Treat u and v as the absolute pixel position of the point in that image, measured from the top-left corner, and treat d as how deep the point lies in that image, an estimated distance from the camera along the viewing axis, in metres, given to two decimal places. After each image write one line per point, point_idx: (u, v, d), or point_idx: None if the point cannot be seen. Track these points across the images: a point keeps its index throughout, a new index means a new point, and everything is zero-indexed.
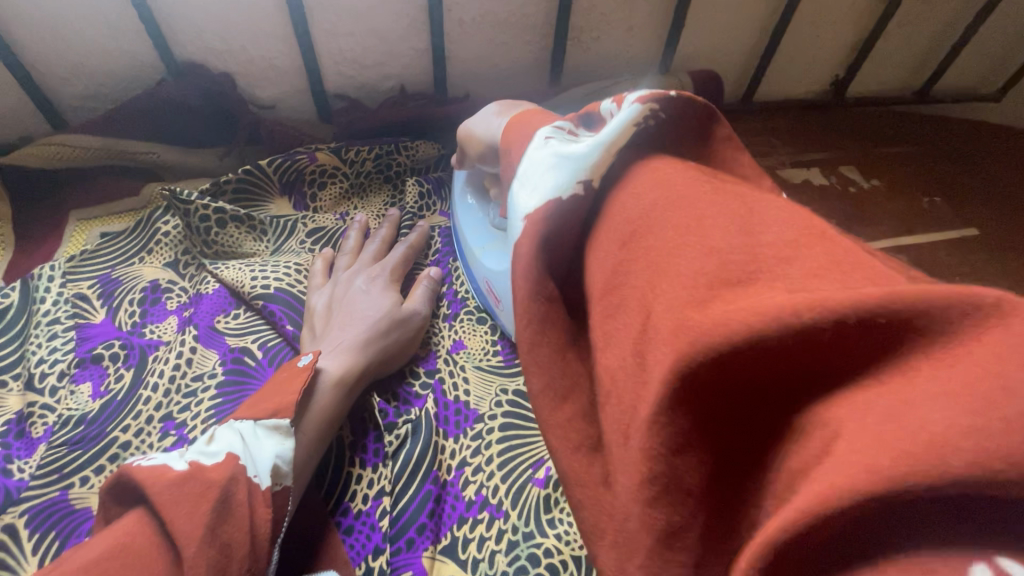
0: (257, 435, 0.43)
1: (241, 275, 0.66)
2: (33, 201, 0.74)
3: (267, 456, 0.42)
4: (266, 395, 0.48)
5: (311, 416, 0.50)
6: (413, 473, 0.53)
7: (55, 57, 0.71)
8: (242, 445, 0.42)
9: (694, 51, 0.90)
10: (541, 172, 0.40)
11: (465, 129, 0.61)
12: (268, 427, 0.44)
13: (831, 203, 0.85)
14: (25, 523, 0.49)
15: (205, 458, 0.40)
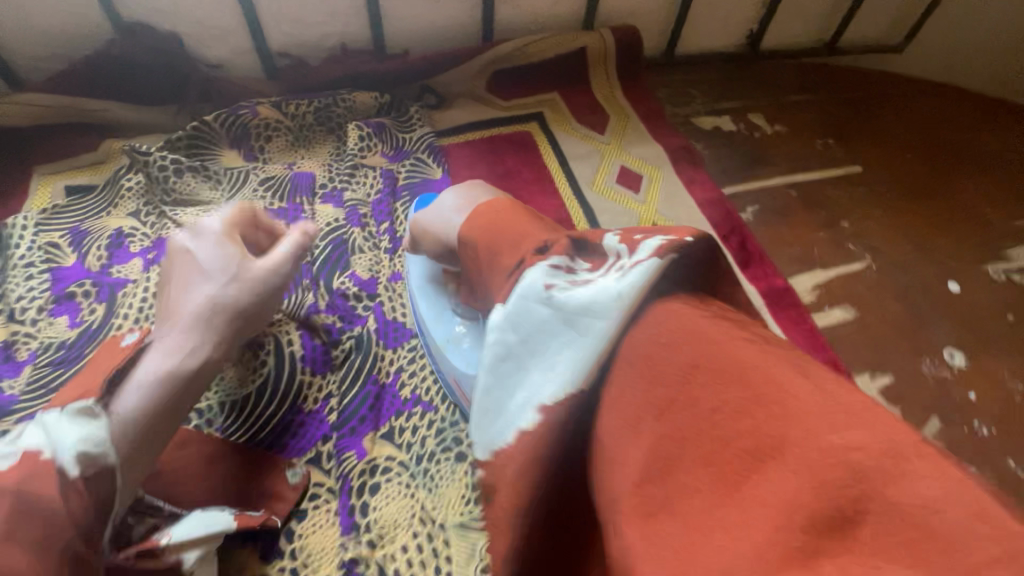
0: (59, 420, 0.43)
1: (199, 219, 0.75)
2: (0, 157, 0.80)
3: (72, 438, 0.42)
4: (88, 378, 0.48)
5: (133, 383, 0.46)
6: (357, 377, 0.64)
7: (7, 20, 0.76)
8: (42, 437, 0.42)
9: (615, 7, 0.97)
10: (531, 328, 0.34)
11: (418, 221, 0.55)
12: (74, 410, 0.44)
13: (736, 147, 0.94)
14: (22, 427, 0.58)
15: (2, 460, 0.40)
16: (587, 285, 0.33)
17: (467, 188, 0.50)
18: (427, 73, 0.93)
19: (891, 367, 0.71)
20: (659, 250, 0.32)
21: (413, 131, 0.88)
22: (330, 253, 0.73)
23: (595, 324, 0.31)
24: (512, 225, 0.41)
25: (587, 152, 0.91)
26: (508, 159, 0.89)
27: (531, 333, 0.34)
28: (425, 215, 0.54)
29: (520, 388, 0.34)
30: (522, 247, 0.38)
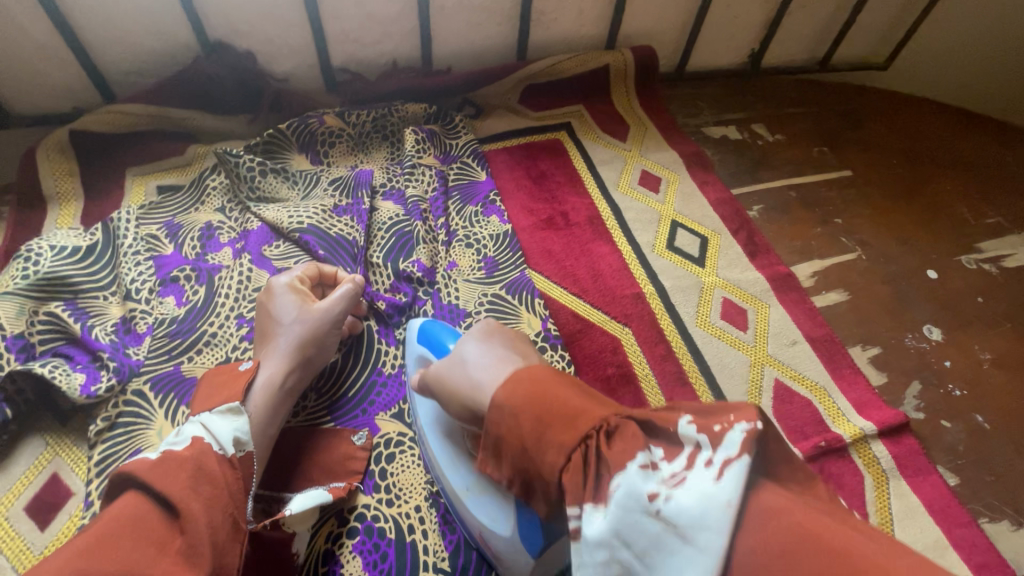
0: (212, 419, 0.56)
1: (280, 215, 0.85)
2: (94, 160, 0.89)
3: (227, 432, 0.55)
4: (219, 390, 0.61)
5: (258, 394, 0.62)
6: None
7: (106, 38, 0.86)
8: (205, 427, 0.54)
9: (634, 29, 1.09)
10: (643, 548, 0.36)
11: (436, 375, 0.56)
12: (222, 411, 0.58)
13: (742, 154, 1.07)
14: (150, 387, 0.69)
15: (174, 445, 0.51)
16: (687, 488, 0.36)
17: (490, 336, 0.56)
18: (468, 87, 1.05)
19: (880, 341, 0.83)
20: (742, 451, 0.35)
21: (459, 138, 1.00)
22: (395, 242, 0.85)
23: (705, 548, 0.33)
24: (555, 395, 0.43)
25: (612, 157, 1.03)
26: (543, 162, 1.01)
27: (644, 549, 0.36)
28: (445, 370, 0.54)
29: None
30: (581, 425, 0.41)
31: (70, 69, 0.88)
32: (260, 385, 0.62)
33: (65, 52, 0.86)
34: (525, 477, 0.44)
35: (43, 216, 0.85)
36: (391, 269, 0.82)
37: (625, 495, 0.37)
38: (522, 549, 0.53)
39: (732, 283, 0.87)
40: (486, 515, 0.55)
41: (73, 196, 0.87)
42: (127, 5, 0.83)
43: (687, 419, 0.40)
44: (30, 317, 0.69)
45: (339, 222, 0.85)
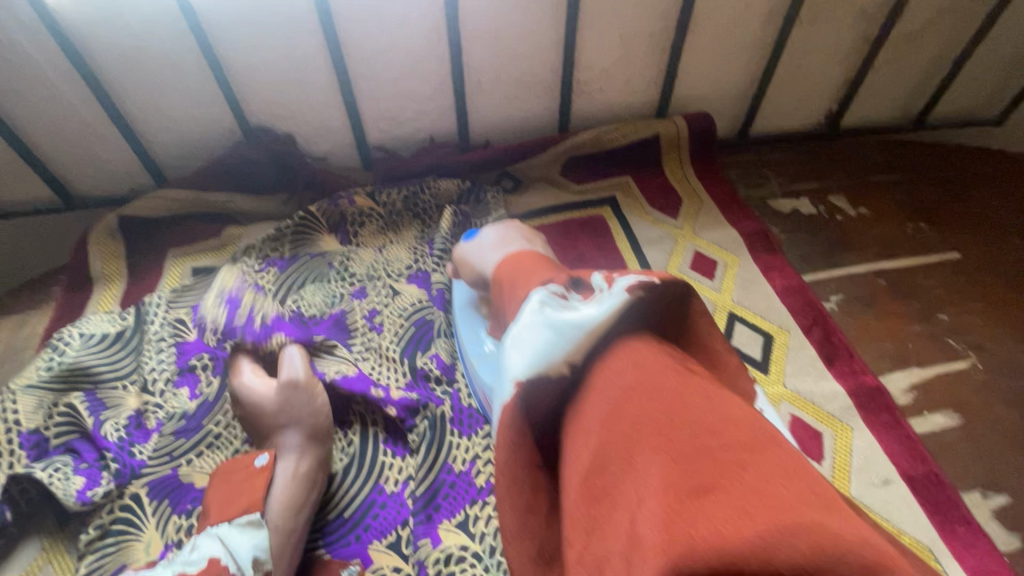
0: (230, 532, 0.54)
1: (315, 300, 0.82)
2: (139, 242, 0.92)
3: (245, 551, 0.53)
4: (236, 494, 0.59)
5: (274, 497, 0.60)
6: (432, 466, 0.67)
7: (157, 129, 0.90)
8: (223, 543, 0.52)
9: (690, 96, 1.00)
10: (525, 332, 0.44)
11: (461, 255, 0.74)
12: (242, 522, 0.55)
13: (817, 231, 0.92)
14: (146, 493, 0.66)
15: (188, 567, 0.49)
16: (575, 308, 0.44)
17: (507, 230, 0.72)
18: (505, 161, 1.00)
19: (1006, 486, 0.65)
20: (630, 289, 0.42)
21: (490, 215, 0.95)
22: (414, 333, 0.79)
23: (563, 335, 0.42)
24: (527, 267, 0.54)
25: (660, 237, 0.92)
26: (582, 243, 0.92)
27: (521, 333, 0.44)
28: (466, 252, 0.73)
29: (505, 372, 0.44)
30: (534, 278, 0.51)
31: (127, 158, 0.93)
32: (285, 478, 0.62)
33: (123, 143, 0.91)
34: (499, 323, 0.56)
35: (89, 296, 0.88)
36: (408, 364, 0.76)
37: (537, 293, 0.47)
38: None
39: (804, 396, 0.72)
40: (490, 377, 0.68)
41: (117, 278, 0.90)
42: (175, 98, 0.87)
43: (599, 276, 0.48)
44: (48, 410, 0.69)
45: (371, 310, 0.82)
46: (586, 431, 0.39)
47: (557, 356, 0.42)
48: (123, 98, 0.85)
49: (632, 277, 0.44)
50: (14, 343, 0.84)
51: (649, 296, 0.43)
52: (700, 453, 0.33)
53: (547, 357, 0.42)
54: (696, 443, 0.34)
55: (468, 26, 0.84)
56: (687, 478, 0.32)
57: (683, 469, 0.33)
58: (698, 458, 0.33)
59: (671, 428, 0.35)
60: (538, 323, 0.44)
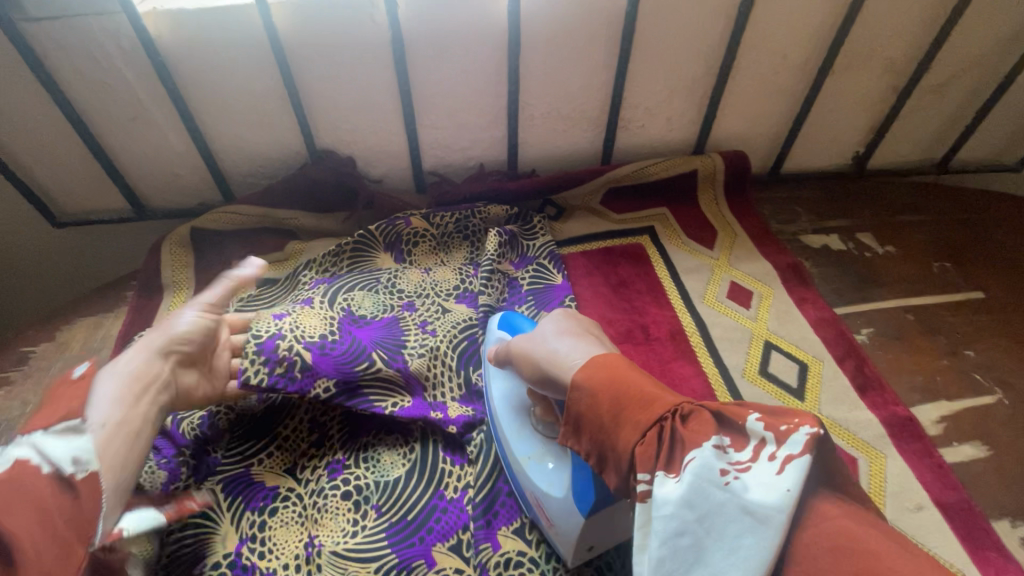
0: (46, 440, 0.53)
1: (366, 303, 0.88)
2: (206, 253, 0.98)
3: (60, 451, 0.52)
4: (64, 404, 0.57)
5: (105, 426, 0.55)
6: (490, 476, 0.73)
7: (232, 149, 0.97)
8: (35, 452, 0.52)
9: (726, 135, 1.06)
10: (724, 523, 0.43)
11: (523, 348, 0.66)
12: (58, 430, 0.54)
13: (846, 266, 0.98)
14: (222, 489, 0.69)
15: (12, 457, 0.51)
16: (753, 477, 0.44)
17: (568, 324, 0.66)
18: (550, 189, 1.06)
19: None
20: (806, 451, 0.43)
21: (537, 238, 1.01)
22: (466, 346, 0.85)
23: (769, 523, 0.41)
24: (630, 380, 0.53)
25: (697, 266, 0.97)
26: (623, 269, 0.98)
27: (706, 513, 0.44)
28: (529, 347, 0.65)
29: (700, 565, 0.43)
30: (656, 407, 0.49)
31: (200, 174, 1.00)
32: (106, 398, 0.57)
33: (198, 160, 0.98)
34: (602, 452, 0.52)
35: (159, 301, 0.94)
36: (464, 376, 0.82)
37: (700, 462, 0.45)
38: (574, 509, 0.60)
39: (839, 422, 0.76)
40: (546, 479, 0.64)
41: (185, 285, 0.96)
42: (251, 121, 0.93)
43: (756, 419, 0.47)
44: None
45: (412, 323, 0.87)
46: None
47: (774, 552, 0.41)
48: (205, 119, 0.92)
49: (801, 438, 0.44)
50: (90, 343, 0.89)
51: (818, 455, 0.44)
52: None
53: (755, 554, 0.41)
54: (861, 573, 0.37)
55: (526, 65, 0.92)
56: None
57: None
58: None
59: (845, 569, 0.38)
60: (736, 507, 0.43)
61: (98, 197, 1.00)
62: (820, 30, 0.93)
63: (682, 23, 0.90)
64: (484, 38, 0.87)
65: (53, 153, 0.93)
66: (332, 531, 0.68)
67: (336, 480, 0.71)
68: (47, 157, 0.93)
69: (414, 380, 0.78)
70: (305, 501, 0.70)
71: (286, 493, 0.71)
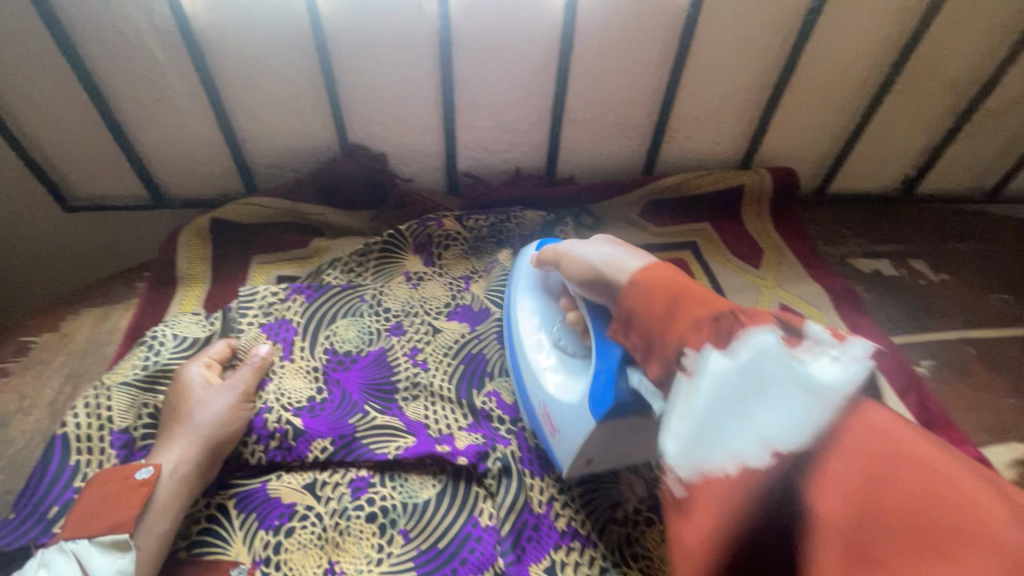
0: (90, 553, 0.55)
1: (349, 335, 0.81)
2: (225, 246, 0.93)
3: (107, 573, 0.54)
4: (105, 507, 0.58)
5: (150, 520, 0.58)
6: (511, 509, 0.65)
7: (260, 139, 0.92)
8: (81, 569, 0.53)
9: (774, 150, 1.02)
10: (776, 391, 0.41)
11: (566, 254, 0.68)
12: (105, 544, 0.55)
13: (901, 293, 0.92)
14: (234, 503, 0.65)
15: None
16: (814, 366, 0.41)
17: (611, 240, 0.66)
18: (588, 198, 1.01)
19: None
20: (873, 358, 0.41)
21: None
22: (463, 370, 0.79)
23: (822, 397, 0.39)
24: (689, 285, 0.50)
25: (744, 286, 0.92)
26: None
27: (755, 384, 0.42)
28: (580, 253, 0.66)
29: (743, 426, 0.40)
30: (712, 304, 0.47)
31: (224, 163, 0.95)
32: (157, 502, 0.60)
33: (223, 148, 0.93)
34: (648, 345, 0.51)
35: (172, 295, 0.88)
36: (467, 405, 0.75)
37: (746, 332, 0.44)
38: (587, 413, 0.59)
39: None
40: (557, 390, 0.65)
41: (200, 279, 0.90)
42: (282, 110, 0.89)
43: (819, 326, 0.46)
44: (139, 410, 0.68)
45: (406, 353, 0.81)
46: (825, 496, 0.35)
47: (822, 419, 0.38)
48: (234, 106, 0.87)
49: (867, 346, 0.42)
50: (95, 336, 0.83)
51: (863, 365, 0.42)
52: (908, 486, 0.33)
53: (810, 418, 0.38)
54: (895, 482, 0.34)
55: (576, 66, 0.87)
56: (907, 523, 0.32)
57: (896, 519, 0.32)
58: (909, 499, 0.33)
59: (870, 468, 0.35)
60: (791, 379, 0.41)
61: (115, 182, 0.95)
62: (884, 46, 0.89)
63: (742, 30, 0.85)
64: (535, 32, 0.83)
65: (71, 132, 0.88)
66: (355, 558, 0.62)
67: (361, 500, 0.65)
68: (63, 136, 0.88)
69: (415, 422, 0.73)
70: (325, 522, 0.64)
71: (305, 512, 0.65)
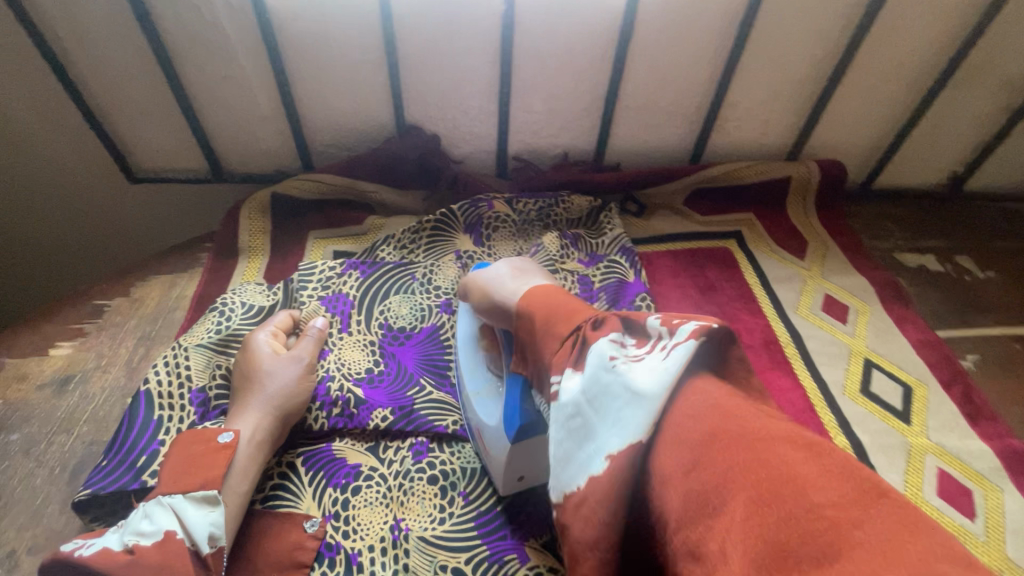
0: (185, 507, 0.58)
1: (403, 311, 0.84)
2: (283, 220, 0.96)
3: (202, 526, 0.57)
4: (193, 467, 0.61)
5: (234, 479, 0.62)
6: None
7: (319, 118, 0.95)
8: (178, 522, 0.56)
9: (823, 143, 1.02)
10: (612, 404, 0.42)
11: (478, 282, 0.74)
12: (197, 498, 0.58)
13: (946, 288, 0.93)
14: (302, 462, 0.69)
15: (145, 535, 0.55)
16: (641, 366, 0.43)
17: (524, 266, 0.75)
18: (634, 185, 1.03)
19: None
20: (695, 335, 0.41)
21: (605, 235, 0.96)
22: None
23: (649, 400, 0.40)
24: (558, 301, 0.57)
25: (789, 276, 0.93)
26: (711, 272, 0.94)
27: (596, 395, 0.44)
28: (484, 276, 0.74)
29: (591, 442, 0.43)
30: (577, 318, 0.53)
31: (284, 140, 0.98)
32: (240, 465, 0.63)
33: (284, 125, 0.96)
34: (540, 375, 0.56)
35: (235, 265, 0.92)
36: None
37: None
38: (502, 434, 0.62)
39: (949, 451, 0.72)
40: (486, 411, 0.66)
41: (261, 251, 0.94)
42: (343, 88, 0.91)
43: (655, 317, 0.46)
44: (213, 371, 0.72)
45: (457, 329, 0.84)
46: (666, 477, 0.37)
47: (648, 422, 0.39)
48: (297, 84, 0.90)
49: (695, 321, 0.42)
50: (164, 302, 0.88)
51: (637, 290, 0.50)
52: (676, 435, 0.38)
53: (641, 419, 0.40)
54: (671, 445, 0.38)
55: (634, 52, 0.88)
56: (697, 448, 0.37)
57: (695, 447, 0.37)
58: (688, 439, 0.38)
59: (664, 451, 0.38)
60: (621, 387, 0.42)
61: (179, 155, 0.99)
62: (944, 41, 0.88)
63: (802, 21, 0.86)
64: (595, 18, 0.84)
65: (142, 106, 0.91)
66: (420, 515, 0.65)
67: (423, 464, 0.69)
68: (134, 110, 0.92)
69: None
70: (390, 482, 0.68)
71: (370, 472, 0.68)
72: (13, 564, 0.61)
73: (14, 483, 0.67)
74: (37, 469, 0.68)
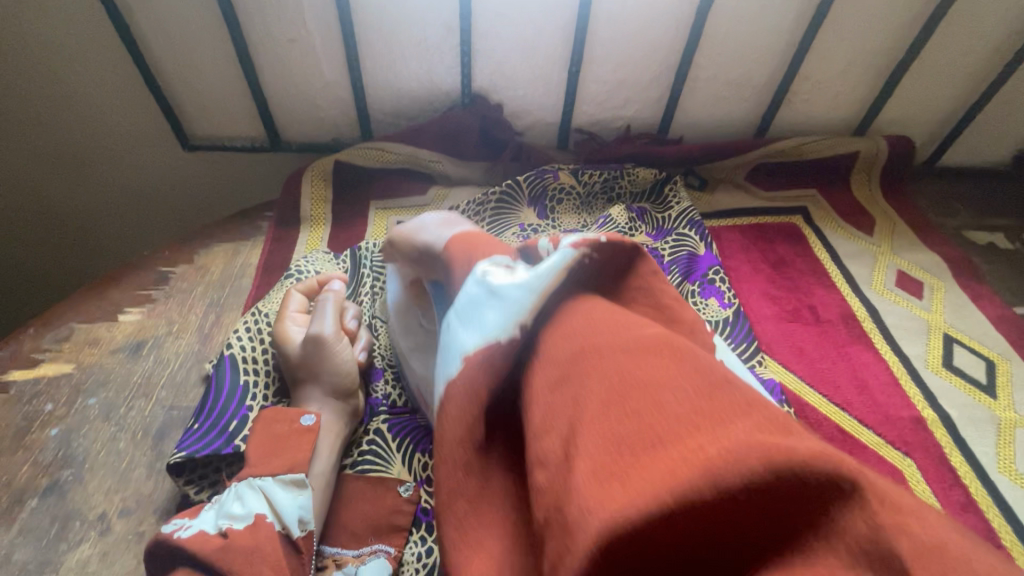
0: (274, 490, 0.55)
1: None
2: (342, 189, 0.94)
3: (291, 509, 0.54)
4: (280, 448, 0.59)
5: (318, 461, 0.60)
6: None
7: (383, 84, 0.92)
8: (269, 505, 0.53)
9: (891, 117, 1.00)
10: (474, 308, 0.44)
11: (408, 231, 0.65)
12: (285, 481, 0.56)
13: (1019, 265, 0.92)
14: (388, 429, 0.67)
15: (236, 521, 0.51)
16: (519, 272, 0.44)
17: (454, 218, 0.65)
18: (698, 159, 1.01)
19: None
20: (575, 244, 0.43)
21: (671, 209, 0.93)
22: None
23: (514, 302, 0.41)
24: (487, 242, 0.52)
25: (859, 252, 0.92)
26: (781, 247, 0.93)
27: (465, 308, 0.45)
28: (407, 228, 0.66)
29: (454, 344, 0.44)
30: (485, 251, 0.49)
31: (345, 109, 0.96)
32: (325, 449, 0.61)
33: (346, 92, 0.94)
34: None
35: (298, 234, 0.90)
36: None
37: (490, 290, 0.43)
38: None
39: None
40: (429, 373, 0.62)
41: (322, 221, 0.92)
42: (411, 54, 0.89)
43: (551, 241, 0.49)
44: None
45: None
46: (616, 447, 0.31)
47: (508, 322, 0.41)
48: (363, 48, 0.88)
49: (578, 234, 0.45)
50: (230, 270, 0.86)
51: (593, 253, 0.44)
52: (634, 403, 0.32)
53: (521, 309, 0.41)
54: (628, 418, 0.32)
55: (712, 19, 0.86)
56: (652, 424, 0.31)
57: (654, 421, 0.31)
58: (648, 409, 0.32)
59: (622, 420, 0.32)
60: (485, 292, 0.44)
61: (236, 122, 0.96)
62: None
63: None
64: None
65: (203, 70, 0.89)
66: None
67: None
68: (194, 75, 0.89)
69: None
70: None
71: None
72: (105, 527, 0.60)
73: (97, 447, 0.66)
74: (119, 433, 0.67)
